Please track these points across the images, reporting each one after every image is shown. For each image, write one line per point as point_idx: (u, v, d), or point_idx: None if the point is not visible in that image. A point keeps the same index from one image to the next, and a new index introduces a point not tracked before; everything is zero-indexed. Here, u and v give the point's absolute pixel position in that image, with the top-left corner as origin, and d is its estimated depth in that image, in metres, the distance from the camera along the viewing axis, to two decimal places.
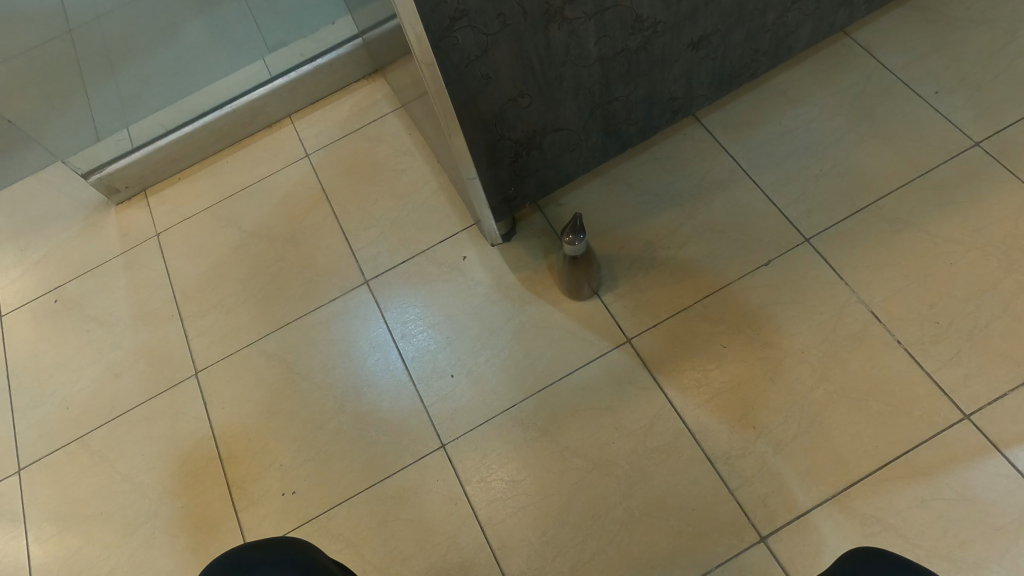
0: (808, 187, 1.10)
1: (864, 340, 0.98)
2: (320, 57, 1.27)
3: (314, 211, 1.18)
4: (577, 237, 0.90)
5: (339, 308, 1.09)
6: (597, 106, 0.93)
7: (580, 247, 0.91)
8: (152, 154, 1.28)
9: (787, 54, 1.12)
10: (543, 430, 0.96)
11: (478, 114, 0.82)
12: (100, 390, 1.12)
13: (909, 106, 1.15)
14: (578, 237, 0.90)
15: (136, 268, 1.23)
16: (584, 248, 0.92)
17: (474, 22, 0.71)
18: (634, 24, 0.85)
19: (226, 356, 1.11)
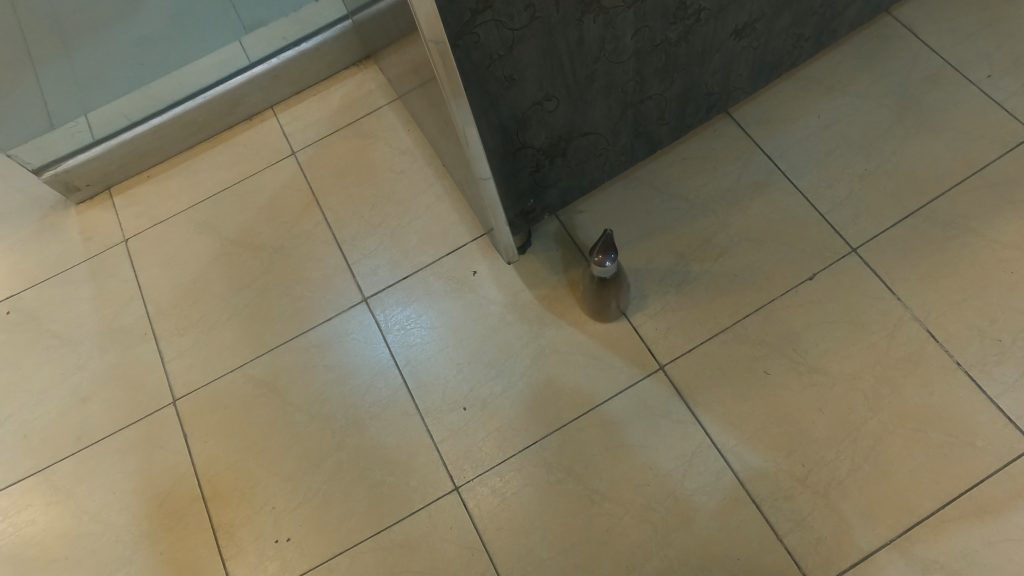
0: (853, 188, 0.99)
1: (920, 362, 0.88)
2: (304, 42, 1.13)
3: (304, 217, 1.05)
4: (606, 259, 0.79)
5: (336, 328, 0.98)
6: (629, 106, 0.81)
7: (609, 270, 0.80)
8: (116, 149, 1.12)
9: (831, 38, 1.00)
10: (568, 470, 0.86)
11: (498, 120, 0.70)
12: (62, 417, 0.98)
13: (959, 93, 1.05)
14: (607, 259, 0.79)
15: (101, 278, 1.08)
16: (614, 271, 0.82)
17: (499, 15, 0.59)
18: (676, 12, 0.73)
19: (207, 383, 0.98)
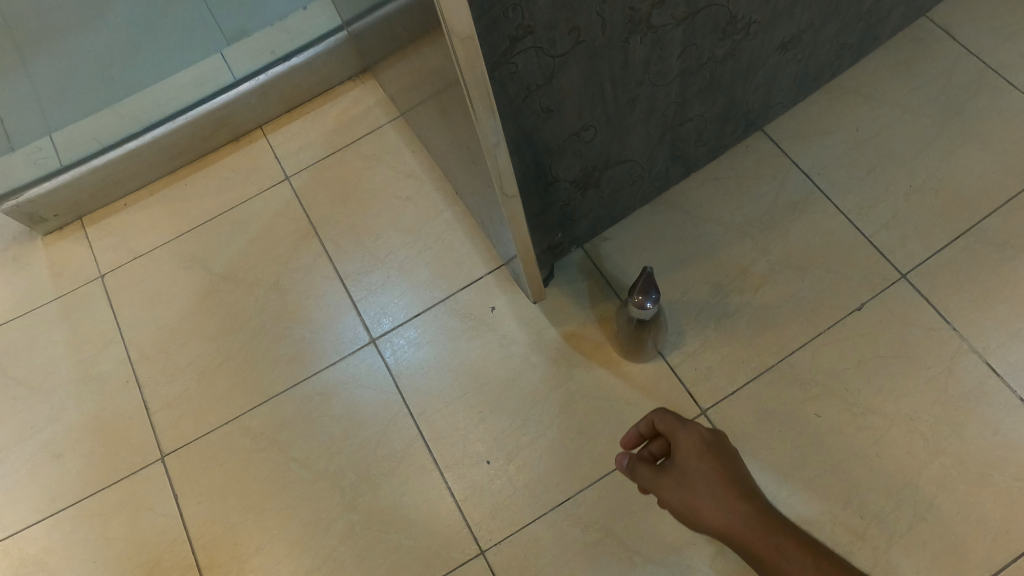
0: (897, 208, 0.92)
1: (982, 399, 0.81)
2: (294, 55, 1.03)
3: (301, 248, 0.96)
4: (648, 300, 0.71)
5: (341, 375, 0.88)
6: (668, 130, 0.73)
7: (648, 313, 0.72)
8: (86, 176, 1.01)
9: (872, 44, 0.93)
10: (606, 530, 0.78)
11: (532, 156, 0.62)
12: (35, 477, 0.88)
13: (1004, 101, 0.98)
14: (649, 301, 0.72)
15: (75, 318, 0.98)
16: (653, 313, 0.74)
17: (540, 41, 0.51)
18: (725, 27, 0.65)
19: (199, 438, 0.88)
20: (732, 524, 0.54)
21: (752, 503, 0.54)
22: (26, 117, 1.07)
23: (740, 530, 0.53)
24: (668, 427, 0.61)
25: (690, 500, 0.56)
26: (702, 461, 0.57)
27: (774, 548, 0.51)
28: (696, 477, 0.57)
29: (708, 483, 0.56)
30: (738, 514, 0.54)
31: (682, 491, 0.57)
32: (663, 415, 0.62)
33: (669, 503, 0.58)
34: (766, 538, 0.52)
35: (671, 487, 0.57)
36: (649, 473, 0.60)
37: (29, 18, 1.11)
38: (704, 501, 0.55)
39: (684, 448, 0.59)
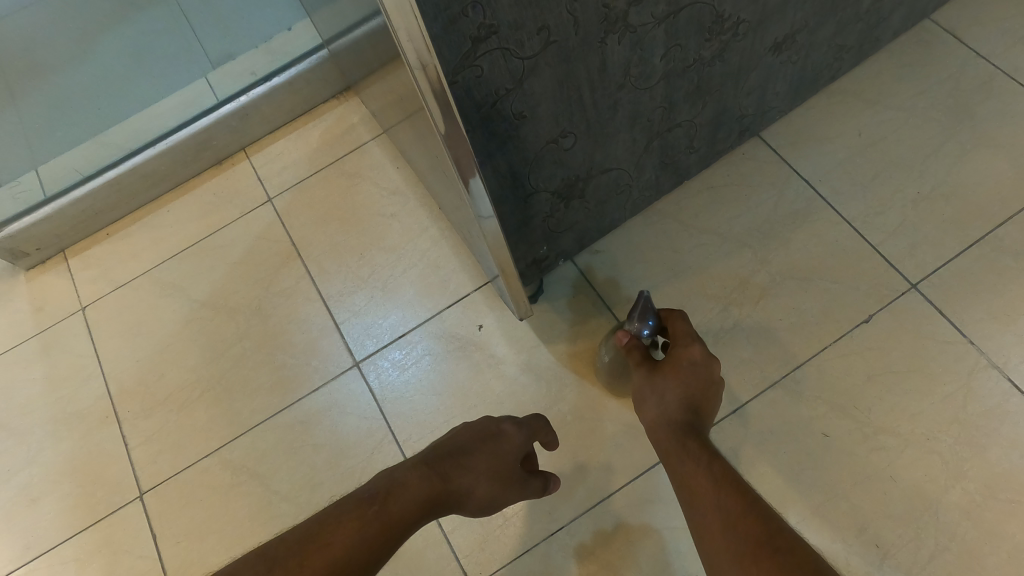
0: (907, 215, 0.88)
1: (1004, 420, 0.76)
2: (277, 75, 1.01)
3: (283, 270, 0.93)
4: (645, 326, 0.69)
5: (325, 401, 0.85)
6: (655, 136, 0.70)
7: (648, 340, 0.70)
8: (67, 209, 0.99)
9: (873, 47, 0.89)
10: (603, 563, 0.73)
11: (507, 165, 0.58)
12: (13, 523, 0.85)
13: (1016, 106, 0.94)
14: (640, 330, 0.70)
15: (56, 355, 0.95)
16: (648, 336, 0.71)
17: (506, 42, 0.47)
18: (711, 26, 0.62)
19: (178, 473, 0.85)
20: (665, 419, 0.60)
21: (687, 415, 0.60)
22: (13, 152, 1.05)
23: (669, 432, 0.59)
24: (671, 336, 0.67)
25: (645, 388, 0.64)
26: (672, 370, 0.63)
27: (687, 452, 0.55)
28: (657, 383, 0.63)
29: (660, 388, 0.63)
30: (669, 422, 0.60)
31: (645, 381, 0.64)
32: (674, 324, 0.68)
33: (636, 390, 0.65)
34: (683, 444, 0.56)
35: (640, 373, 0.65)
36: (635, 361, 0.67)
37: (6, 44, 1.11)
38: (653, 396, 0.63)
39: (670, 357, 0.64)
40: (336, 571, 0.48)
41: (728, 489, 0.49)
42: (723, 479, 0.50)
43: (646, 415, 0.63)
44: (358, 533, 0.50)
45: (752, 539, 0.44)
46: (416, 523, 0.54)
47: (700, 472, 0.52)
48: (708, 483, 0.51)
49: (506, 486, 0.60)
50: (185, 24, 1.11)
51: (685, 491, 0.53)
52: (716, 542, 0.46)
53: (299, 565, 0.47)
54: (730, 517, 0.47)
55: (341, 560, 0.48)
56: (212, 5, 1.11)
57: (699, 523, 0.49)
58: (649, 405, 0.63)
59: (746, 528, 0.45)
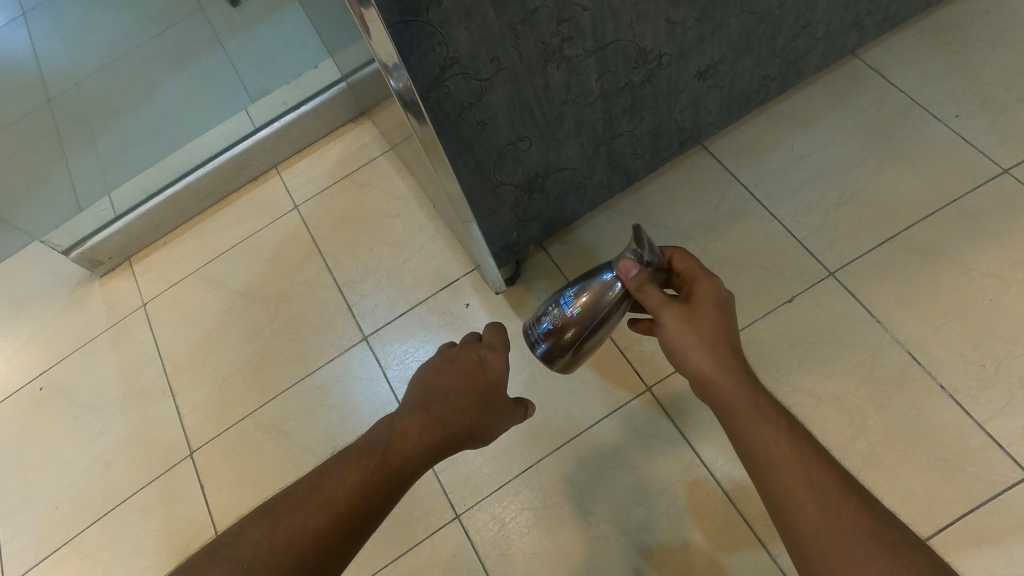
0: (829, 217, 1.03)
1: (904, 385, 0.89)
2: (302, 104, 1.22)
3: (307, 264, 1.12)
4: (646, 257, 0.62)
5: (338, 368, 1.02)
6: (600, 143, 0.88)
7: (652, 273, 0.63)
8: (134, 222, 1.19)
9: (796, 79, 1.05)
10: (564, 494, 0.89)
11: (475, 161, 0.77)
12: (91, 484, 1.02)
13: (930, 134, 1.07)
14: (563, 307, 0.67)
15: (123, 343, 1.14)
16: (609, 303, 0.65)
17: (466, 68, 0.65)
18: (637, 57, 0.79)
19: (221, 433, 1.01)
20: (715, 368, 0.56)
21: (736, 358, 0.56)
22: (91, 182, 1.26)
23: (727, 384, 0.55)
24: (690, 271, 0.62)
25: (681, 328, 0.58)
26: (712, 312, 0.58)
27: (758, 413, 0.53)
28: (697, 325, 0.57)
29: (700, 331, 0.57)
30: (720, 371, 0.56)
31: (680, 320, 0.58)
32: (688, 258, 0.63)
33: (663, 327, 0.59)
34: (749, 400, 0.54)
35: (672, 312, 0.59)
36: (658, 296, 0.61)
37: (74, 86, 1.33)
38: (692, 339, 0.57)
39: (703, 295, 0.59)
40: (340, 523, 0.52)
41: (819, 464, 0.49)
42: (810, 452, 0.50)
43: (678, 356, 0.59)
44: (358, 486, 0.53)
45: (867, 535, 0.45)
46: (415, 470, 0.57)
47: (782, 442, 0.51)
48: (791, 453, 0.50)
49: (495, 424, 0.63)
50: (229, 63, 1.32)
51: (760, 454, 0.51)
52: (818, 528, 0.46)
53: (305, 518, 0.51)
54: (832, 501, 0.47)
55: (344, 510, 0.52)
56: (249, 50, 1.32)
57: (789, 497, 0.48)
58: (689, 349, 0.57)
59: (860, 523, 0.45)
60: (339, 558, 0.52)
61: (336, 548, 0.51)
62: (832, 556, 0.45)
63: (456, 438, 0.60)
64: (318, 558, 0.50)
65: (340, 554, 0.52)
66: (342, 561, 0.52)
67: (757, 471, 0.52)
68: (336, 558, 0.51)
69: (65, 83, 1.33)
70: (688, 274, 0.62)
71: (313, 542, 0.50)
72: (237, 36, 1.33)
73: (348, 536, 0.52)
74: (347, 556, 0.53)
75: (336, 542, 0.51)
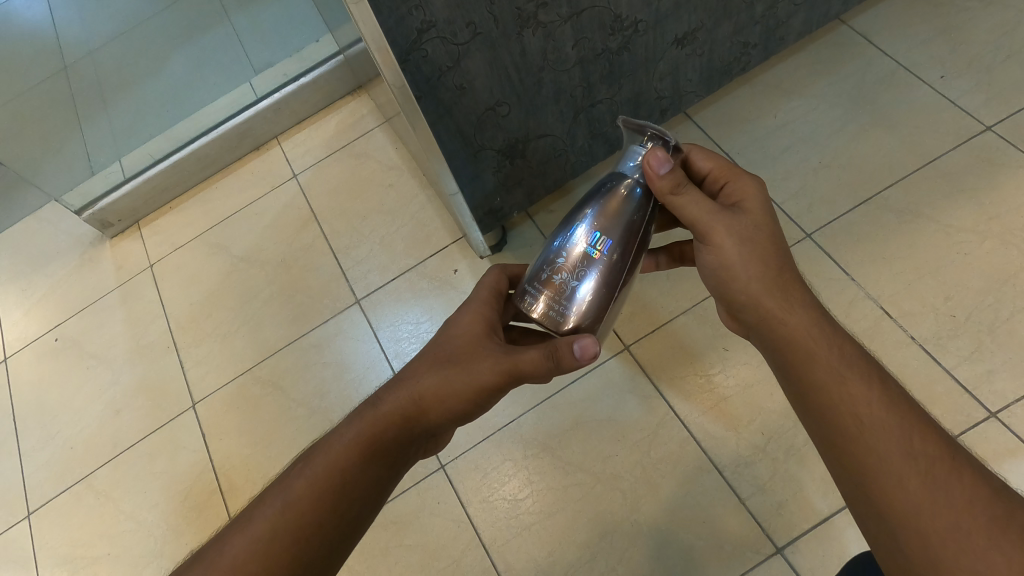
0: (808, 179, 1.04)
1: (876, 337, 0.90)
2: (303, 75, 1.27)
3: (305, 229, 1.17)
4: (658, 143, 0.53)
5: (331, 329, 1.07)
6: (580, 110, 0.92)
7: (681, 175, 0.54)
8: (141, 186, 1.27)
9: (779, 45, 1.06)
10: (543, 446, 0.94)
11: (456, 125, 0.81)
12: (102, 428, 1.08)
13: (913, 95, 1.07)
14: (594, 241, 0.51)
15: (132, 301, 1.20)
16: (642, 219, 0.53)
17: (443, 33, 0.68)
18: (613, 24, 0.82)
19: (221, 387, 1.07)
20: (784, 306, 0.51)
21: (809, 298, 0.52)
22: (103, 148, 1.34)
23: (801, 327, 0.50)
24: (729, 175, 0.56)
25: (741, 252, 0.52)
26: (772, 239, 0.53)
27: (844, 364, 0.48)
28: (759, 248, 0.52)
29: (766, 257, 0.52)
30: (792, 310, 0.51)
31: (740, 241, 0.52)
32: (715, 156, 0.57)
33: (715, 245, 0.53)
34: (831, 352, 0.49)
35: (730, 230, 0.52)
36: (705, 204, 0.53)
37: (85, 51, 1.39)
38: (755, 266, 0.52)
39: (756, 210, 0.53)
40: (257, 541, 0.47)
41: (922, 433, 0.45)
42: (909, 418, 0.46)
43: (735, 283, 0.53)
44: (279, 499, 0.49)
45: (988, 518, 0.40)
46: (356, 465, 0.51)
47: (877, 405, 0.46)
48: (885, 409, 0.46)
49: (470, 383, 0.52)
50: (235, 37, 1.37)
51: (847, 415, 0.47)
52: (926, 505, 0.42)
53: (221, 550, 0.48)
54: (942, 476, 0.42)
55: (263, 527, 0.48)
56: (253, 24, 1.37)
57: (885, 467, 0.44)
58: (752, 278, 0.52)
59: (978, 502, 0.41)
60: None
61: (259, 569, 0.46)
62: (939, 533, 0.41)
63: (406, 417, 0.53)
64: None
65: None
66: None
67: (840, 432, 0.47)
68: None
69: (78, 50, 1.39)
70: (728, 181, 0.56)
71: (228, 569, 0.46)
72: (244, 11, 1.37)
73: (272, 554, 0.47)
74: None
75: (255, 563, 0.46)
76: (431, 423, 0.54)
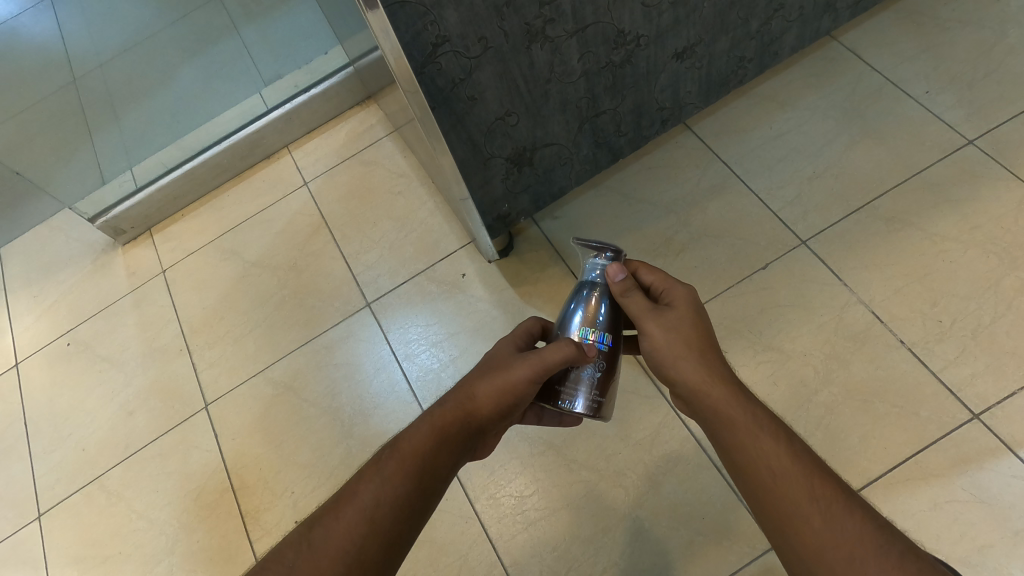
0: (803, 188, 1.08)
1: (867, 341, 0.94)
2: (313, 88, 1.32)
3: (315, 237, 1.21)
4: (609, 256, 0.61)
5: (343, 331, 1.10)
6: (584, 120, 0.96)
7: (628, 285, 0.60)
8: (154, 194, 1.31)
9: (773, 60, 1.10)
10: (548, 444, 0.97)
11: (467, 134, 0.84)
12: (115, 429, 1.11)
13: (900, 108, 1.11)
14: (586, 336, 0.58)
15: (144, 306, 1.23)
16: (615, 324, 0.60)
17: (456, 47, 0.72)
18: (616, 39, 0.85)
19: (234, 387, 1.10)
20: (706, 378, 0.55)
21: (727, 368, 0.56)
22: (114, 156, 1.38)
23: (722, 393, 0.54)
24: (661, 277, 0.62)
25: (670, 338, 0.57)
26: (693, 325, 0.58)
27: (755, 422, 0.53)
28: (684, 334, 0.57)
29: (689, 340, 0.57)
30: (714, 382, 0.55)
31: (668, 329, 0.57)
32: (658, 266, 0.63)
33: (646, 334, 0.58)
34: (747, 413, 0.53)
35: (658, 320, 0.58)
36: (641, 301, 0.58)
37: (92, 55, 1.37)
38: (679, 347, 0.57)
39: (682, 303, 0.59)
40: (365, 511, 0.51)
41: (822, 478, 0.49)
42: (812, 465, 0.50)
43: (667, 365, 0.57)
44: (377, 477, 0.53)
45: (875, 549, 0.45)
46: (436, 453, 0.55)
47: (784, 456, 0.51)
48: (790, 459, 0.50)
49: (520, 376, 0.56)
50: (244, 47, 1.40)
51: (761, 468, 0.51)
52: (826, 542, 0.46)
53: (333, 517, 0.51)
54: (839, 512, 0.47)
55: (367, 500, 0.52)
56: (264, 38, 1.40)
57: (796, 513, 0.48)
58: (679, 358, 0.56)
59: (866, 532, 0.46)
60: (373, 546, 0.50)
61: (368, 535, 0.50)
62: (839, 566, 0.45)
63: (468, 414, 0.57)
64: (351, 549, 0.49)
65: (374, 542, 0.50)
66: (384, 552, 0.50)
67: (759, 485, 0.51)
68: (371, 549, 0.50)
69: (88, 63, 1.37)
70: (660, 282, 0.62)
71: (342, 534, 0.50)
72: (253, 24, 1.40)
73: (377, 522, 0.51)
74: (389, 547, 0.51)
75: (365, 529, 0.50)
76: (487, 421, 0.58)
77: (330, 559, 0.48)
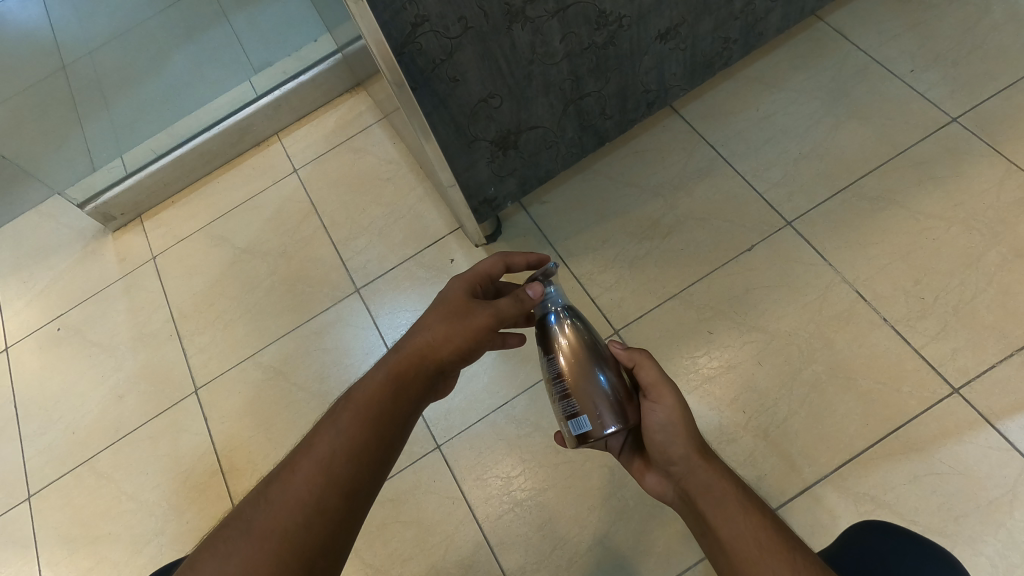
0: (788, 169, 1.08)
1: (851, 319, 0.94)
2: (302, 74, 1.31)
3: (304, 222, 1.21)
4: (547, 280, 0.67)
5: (332, 316, 1.11)
6: (569, 102, 0.96)
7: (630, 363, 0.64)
8: (144, 180, 1.31)
9: (758, 40, 1.10)
10: (536, 425, 0.97)
11: (449, 115, 0.84)
12: (105, 412, 1.11)
13: (886, 87, 1.11)
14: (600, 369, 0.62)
15: (135, 291, 1.24)
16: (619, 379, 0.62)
17: (436, 27, 0.72)
18: (598, 20, 0.85)
19: (224, 371, 1.10)
20: (706, 460, 0.58)
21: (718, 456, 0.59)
22: (104, 142, 1.38)
23: (716, 474, 0.57)
24: None
25: (682, 412, 0.60)
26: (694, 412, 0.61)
27: (744, 502, 0.55)
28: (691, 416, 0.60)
29: (693, 422, 0.60)
30: (710, 461, 0.58)
31: (681, 403, 0.60)
32: None
33: (661, 403, 0.60)
34: (738, 495, 0.55)
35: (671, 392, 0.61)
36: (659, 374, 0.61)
37: (79, 43, 1.38)
38: (687, 426, 0.59)
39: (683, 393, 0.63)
40: (322, 463, 0.52)
41: (806, 556, 0.50)
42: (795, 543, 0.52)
43: (670, 439, 0.59)
44: (333, 430, 0.54)
45: None
46: (391, 400, 0.57)
47: (767, 532, 0.52)
48: (774, 536, 0.52)
49: (483, 324, 0.62)
50: (233, 34, 1.40)
51: (750, 542, 0.52)
52: None
53: (290, 473, 0.52)
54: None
55: (324, 452, 0.53)
56: (253, 25, 1.40)
57: None
58: (682, 434, 0.59)
59: None
60: (332, 496, 0.50)
61: (325, 486, 0.51)
62: None
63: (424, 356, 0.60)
64: (309, 499, 0.50)
65: (333, 492, 0.51)
66: (343, 501, 0.51)
67: (746, 559, 0.51)
68: (331, 497, 0.50)
69: (76, 50, 1.38)
70: None
71: (300, 485, 0.50)
72: (243, 10, 1.40)
73: (335, 473, 0.51)
74: (348, 495, 0.51)
75: (320, 480, 0.51)
76: (443, 365, 0.61)
77: (289, 514, 0.49)
